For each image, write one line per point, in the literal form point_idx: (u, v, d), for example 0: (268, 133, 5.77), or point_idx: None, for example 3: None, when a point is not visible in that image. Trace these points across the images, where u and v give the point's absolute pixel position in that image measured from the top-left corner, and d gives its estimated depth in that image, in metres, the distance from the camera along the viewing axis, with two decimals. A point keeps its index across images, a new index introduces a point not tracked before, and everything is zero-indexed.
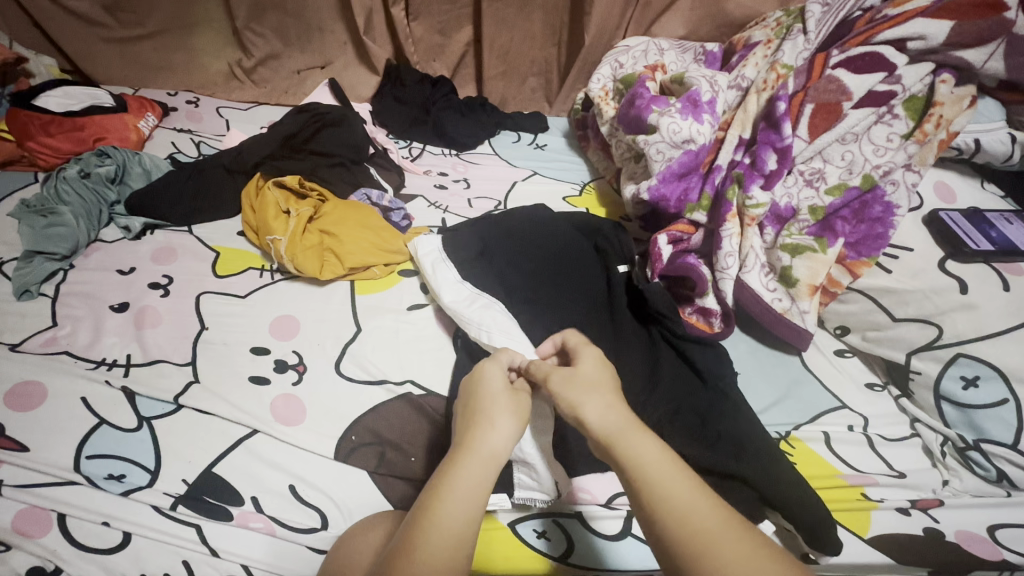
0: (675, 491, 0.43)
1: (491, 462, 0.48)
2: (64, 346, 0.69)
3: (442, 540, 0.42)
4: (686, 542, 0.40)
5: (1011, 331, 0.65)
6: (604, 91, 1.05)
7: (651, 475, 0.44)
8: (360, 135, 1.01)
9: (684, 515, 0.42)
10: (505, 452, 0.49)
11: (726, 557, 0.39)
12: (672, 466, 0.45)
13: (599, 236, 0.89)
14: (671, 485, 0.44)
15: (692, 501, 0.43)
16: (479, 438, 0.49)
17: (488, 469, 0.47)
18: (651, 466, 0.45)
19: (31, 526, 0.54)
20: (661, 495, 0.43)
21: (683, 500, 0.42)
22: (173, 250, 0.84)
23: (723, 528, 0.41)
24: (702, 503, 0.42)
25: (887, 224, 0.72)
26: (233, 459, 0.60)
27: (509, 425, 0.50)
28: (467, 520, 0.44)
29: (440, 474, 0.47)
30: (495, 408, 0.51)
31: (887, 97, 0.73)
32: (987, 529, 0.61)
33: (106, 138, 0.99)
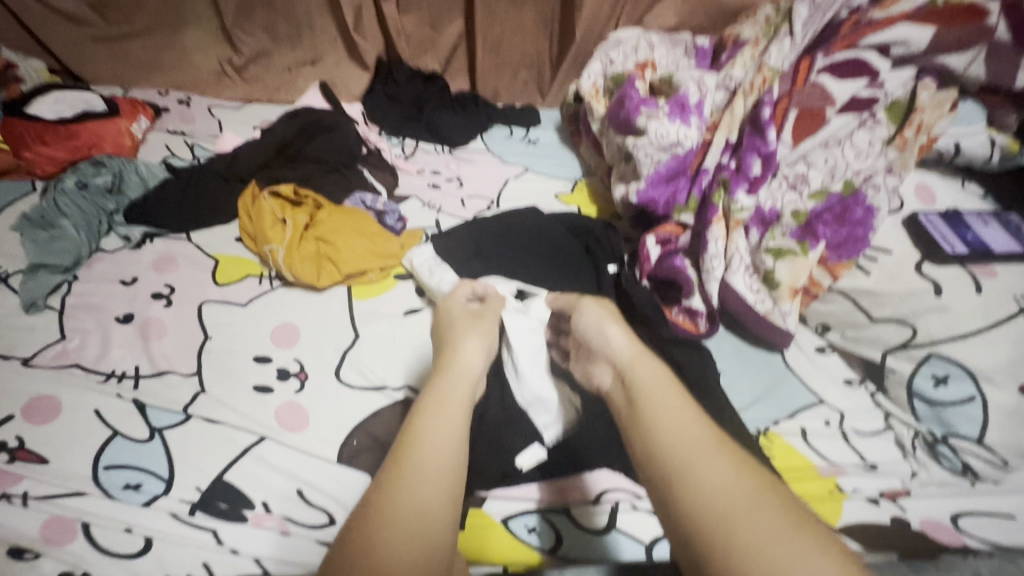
0: (673, 413, 0.46)
1: (466, 374, 0.54)
2: (74, 359, 0.72)
3: (426, 448, 0.44)
4: (670, 458, 0.42)
5: (980, 332, 0.68)
6: (594, 88, 1.06)
7: (653, 395, 0.48)
8: (352, 140, 1.04)
9: (675, 431, 0.44)
10: (474, 363, 0.57)
11: (709, 468, 0.41)
12: (677, 390, 0.48)
13: (589, 239, 0.91)
14: (667, 405, 0.47)
15: (694, 423, 0.45)
16: (451, 354, 0.57)
17: (464, 378, 0.54)
18: (656, 391, 0.48)
19: (58, 534, 0.57)
20: (655, 411, 0.46)
21: (675, 418, 0.45)
22: (173, 259, 0.86)
23: (710, 445, 0.42)
24: (694, 422, 0.45)
25: (867, 227, 0.73)
26: (242, 466, 0.64)
27: (474, 342, 0.59)
28: (452, 423, 0.47)
29: (429, 388, 0.51)
30: (462, 332, 0.61)
31: (870, 103, 0.75)
32: (953, 518, 0.65)
33: (100, 146, 1.00)
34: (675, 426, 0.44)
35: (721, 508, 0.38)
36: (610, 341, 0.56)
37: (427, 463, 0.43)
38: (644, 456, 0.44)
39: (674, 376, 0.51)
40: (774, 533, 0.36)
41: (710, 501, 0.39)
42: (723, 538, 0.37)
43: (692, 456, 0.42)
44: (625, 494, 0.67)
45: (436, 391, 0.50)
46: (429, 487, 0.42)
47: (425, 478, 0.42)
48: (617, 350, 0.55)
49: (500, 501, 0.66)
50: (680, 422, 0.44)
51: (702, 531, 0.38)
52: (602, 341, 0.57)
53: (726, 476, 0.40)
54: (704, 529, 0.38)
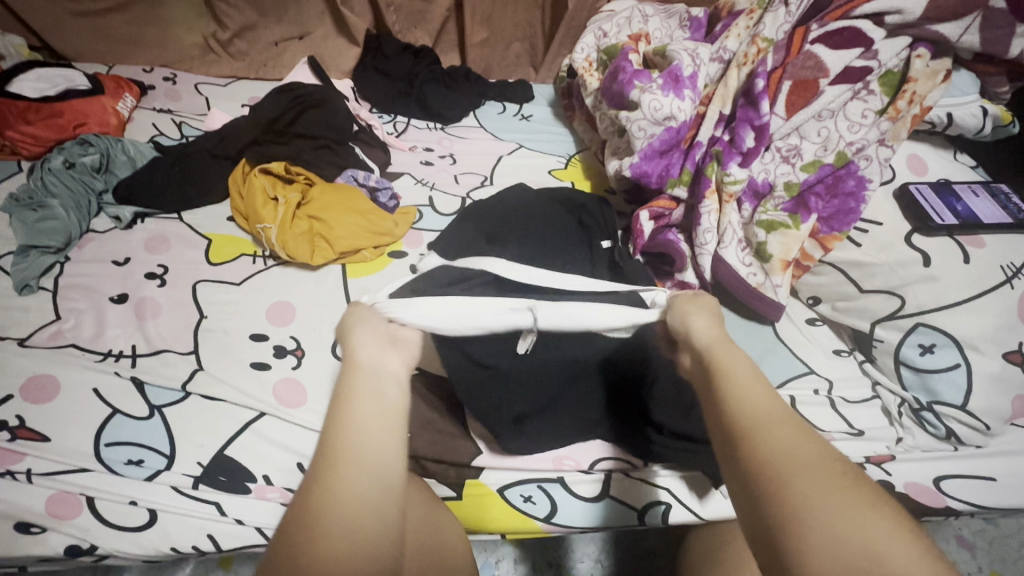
0: (748, 392, 0.42)
1: (380, 376, 0.47)
2: (70, 339, 0.72)
3: (362, 472, 0.39)
4: (742, 431, 0.39)
5: (967, 301, 0.69)
6: (588, 62, 1.05)
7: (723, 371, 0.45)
8: (344, 116, 1.02)
9: (748, 402, 0.41)
10: (382, 360, 0.49)
11: (785, 446, 0.37)
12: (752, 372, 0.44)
13: (584, 215, 0.90)
14: (744, 383, 0.43)
15: (766, 399, 0.41)
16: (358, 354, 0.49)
17: (378, 380, 0.47)
18: (731, 368, 0.45)
19: (64, 509, 0.58)
20: (732, 387, 0.43)
21: (749, 396, 0.42)
22: (165, 239, 0.86)
23: (783, 421, 0.39)
24: (769, 400, 0.41)
25: (859, 199, 0.74)
26: (243, 441, 0.65)
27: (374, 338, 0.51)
28: (377, 441, 0.41)
29: (337, 401, 0.44)
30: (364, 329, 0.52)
31: (863, 73, 0.74)
32: (934, 480, 0.68)
33: (86, 125, 0.99)
34: (750, 395, 0.42)
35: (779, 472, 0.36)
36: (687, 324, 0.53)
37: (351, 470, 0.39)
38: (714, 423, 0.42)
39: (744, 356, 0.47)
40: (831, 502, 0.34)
41: (770, 463, 0.37)
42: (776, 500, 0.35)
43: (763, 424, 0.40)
44: (618, 462, 0.68)
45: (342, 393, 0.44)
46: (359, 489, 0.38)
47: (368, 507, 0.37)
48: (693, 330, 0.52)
49: (495, 472, 0.67)
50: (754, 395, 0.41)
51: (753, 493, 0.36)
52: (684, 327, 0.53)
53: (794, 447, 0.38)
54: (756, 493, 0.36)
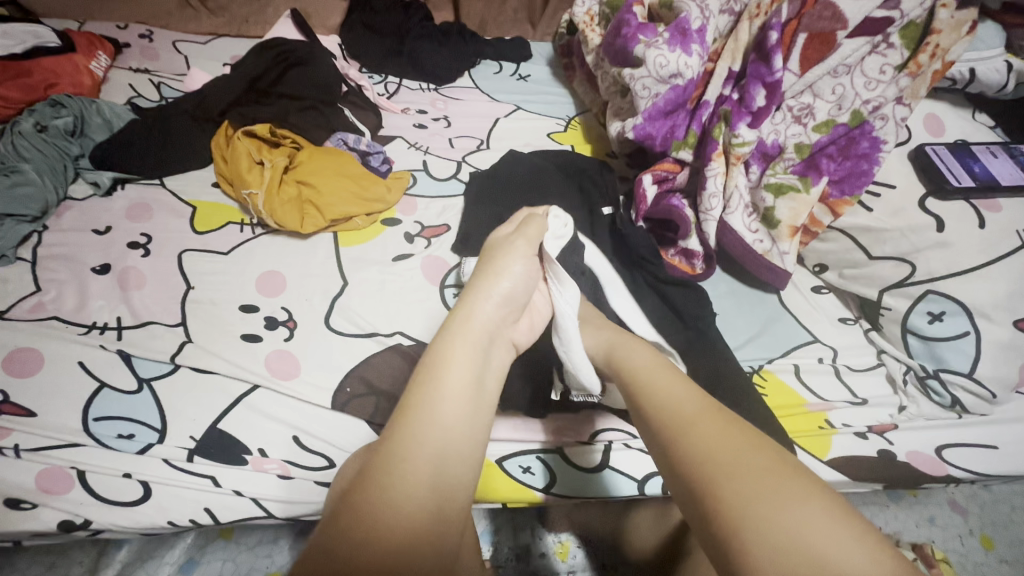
0: (678, 395, 0.48)
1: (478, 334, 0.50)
2: (52, 311, 0.70)
3: (442, 417, 0.43)
4: (676, 423, 0.46)
5: (980, 268, 0.66)
6: (589, 16, 1.00)
7: (649, 379, 0.52)
8: (331, 74, 0.97)
9: (680, 405, 0.47)
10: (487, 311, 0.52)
11: (711, 435, 0.44)
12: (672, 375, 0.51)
13: (593, 180, 0.86)
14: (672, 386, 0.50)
15: (694, 397, 0.48)
16: (471, 299, 0.52)
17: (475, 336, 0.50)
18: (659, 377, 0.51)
19: (54, 484, 0.57)
20: (661, 392, 0.50)
21: (677, 395, 0.48)
22: (147, 206, 0.82)
23: (715, 415, 0.46)
24: (695, 397, 0.48)
25: (873, 160, 0.70)
26: (236, 414, 0.63)
27: (500, 287, 0.54)
28: (461, 393, 0.45)
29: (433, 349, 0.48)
30: (489, 279, 0.55)
31: (884, 24, 0.70)
32: (936, 449, 0.68)
33: (57, 85, 0.93)
34: (681, 402, 0.48)
35: (716, 461, 0.42)
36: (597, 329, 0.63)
37: (430, 432, 0.42)
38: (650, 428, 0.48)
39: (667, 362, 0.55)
40: (766, 488, 0.39)
41: (703, 456, 0.42)
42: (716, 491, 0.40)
43: (695, 420, 0.45)
44: (619, 433, 0.67)
45: (441, 352, 0.47)
46: (436, 452, 0.42)
47: (439, 453, 0.42)
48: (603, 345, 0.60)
49: (493, 443, 0.66)
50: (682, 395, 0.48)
51: (694, 485, 0.42)
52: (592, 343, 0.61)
53: (722, 438, 0.43)
54: (696, 484, 0.41)
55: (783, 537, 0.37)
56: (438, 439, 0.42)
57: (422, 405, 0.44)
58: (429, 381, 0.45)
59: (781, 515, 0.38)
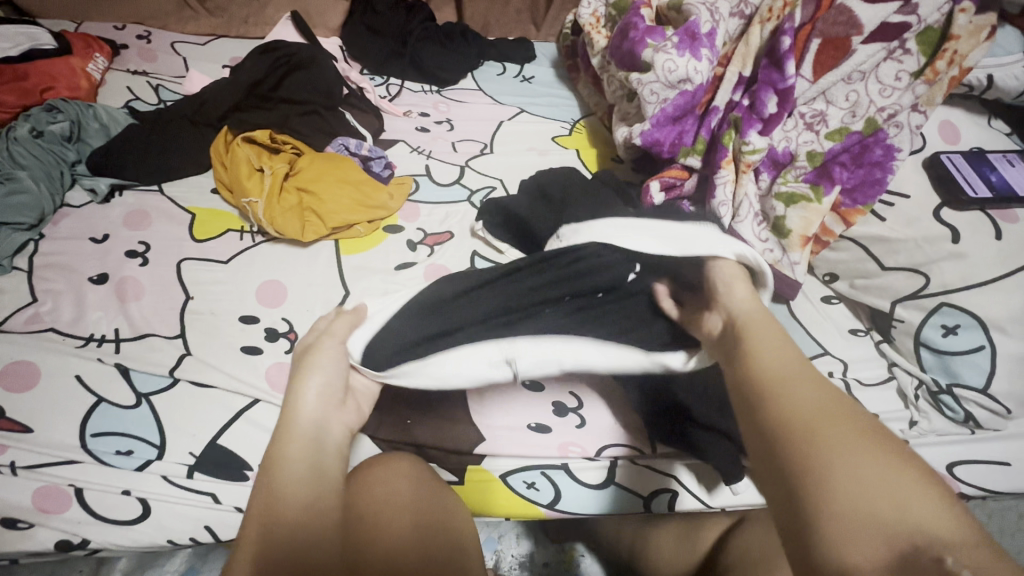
0: (766, 355, 0.47)
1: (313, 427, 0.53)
2: (48, 323, 0.68)
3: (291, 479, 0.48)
4: (766, 375, 0.45)
5: (996, 280, 0.65)
6: (595, 18, 0.98)
7: (755, 335, 0.51)
8: (332, 80, 0.96)
9: (775, 362, 0.46)
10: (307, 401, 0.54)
11: (801, 391, 0.42)
12: (777, 336, 0.50)
13: (607, 178, 0.84)
14: (772, 346, 0.48)
15: (795, 359, 0.46)
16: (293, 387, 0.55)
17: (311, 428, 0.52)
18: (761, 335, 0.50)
19: (52, 503, 0.56)
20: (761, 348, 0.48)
21: (773, 351, 0.47)
22: (145, 213, 0.81)
23: (811, 375, 0.44)
24: (794, 357, 0.46)
25: (886, 169, 0.69)
26: (236, 430, 0.62)
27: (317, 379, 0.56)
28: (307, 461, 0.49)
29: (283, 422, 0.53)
30: (308, 368, 0.57)
31: (900, 30, 0.68)
32: (947, 467, 0.67)
33: (54, 88, 0.91)
34: (778, 361, 0.46)
35: (813, 419, 0.39)
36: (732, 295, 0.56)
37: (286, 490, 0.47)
38: (747, 388, 0.45)
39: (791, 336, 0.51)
40: (868, 458, 0.35)
41: (806, 419, 0.39)
42: (822, 456, 0.36)
43: (803, 388, 0.42)
44: (629, 448, 0.64)
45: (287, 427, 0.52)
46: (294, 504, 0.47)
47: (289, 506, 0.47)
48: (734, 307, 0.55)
49: (496, 457, 0.64)
50: (782, 352, 0.46)
51: (777, 431, 0.39)
52: (725, 291, 0.57)
53: (830, 410, 0.40)
54: (795, 445, 0.37)
55: (890, 511, 0.33)
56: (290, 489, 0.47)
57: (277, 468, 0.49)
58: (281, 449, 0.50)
59: (896, 498, 0.34)
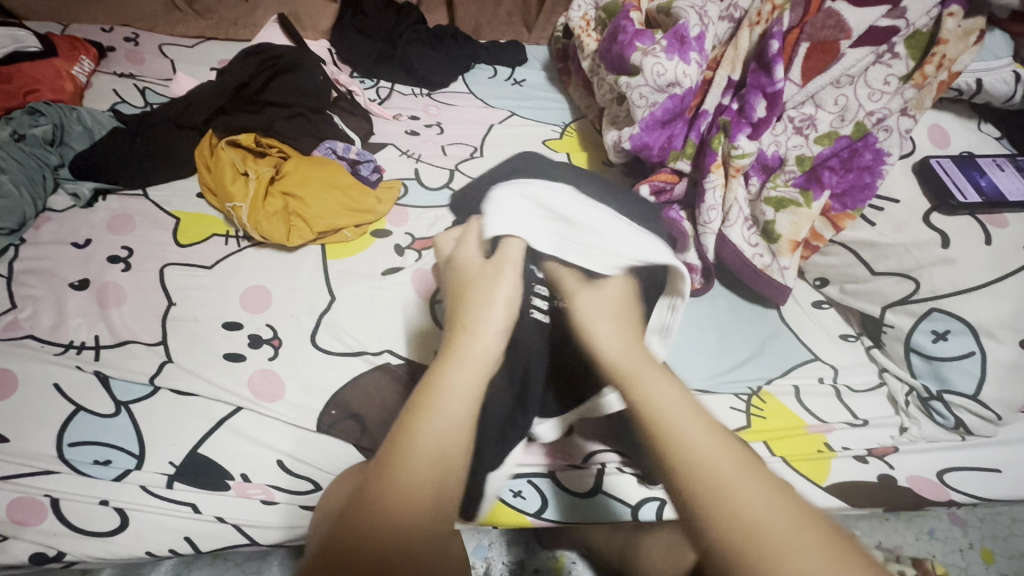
0: (687, 432, 0.41)
1: (481, 361, 0.46)
2: (27, 329, 0.67)
3: (436, 435, 0.41)
4: (696, 471, 0.39)
5: (986, 286, 0.64)
6: (585, 21, 0.97)
7: (664, 408, 0.43)
8: (320, 84, 0.95)
9: (700, 449, 0.40)
10: (494, 348, 0.47)
11: (740, 488, 0.38)
12: (682, 404, 0.43)
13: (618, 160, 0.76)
14: (690, 424, 0.42)
15: (714, 438, 0.41)
16: (463, 341, 0.47)
17: (477, 367, 0.46)
18: (659, 400, 0.44)
19: (26, 515, 0.55)
20: (674, 430, 0.41)
21: (693, 429, 0.41)
22: (129, 218, 0.79)
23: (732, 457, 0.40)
24: (712, 435, 0.41)
25: (876, 173, 0.68)
26: (216, 439, 0.61)
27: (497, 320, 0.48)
28: (464, 404, 0.43)
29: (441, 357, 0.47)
30: (483, 302, 0.49)
31: (888, 34, 0.67)
32: (938, 474, 0.66)
33: (38, 91, 0.91)
34: (699, 447, 0.40)
35: (759, 531, 0.36)
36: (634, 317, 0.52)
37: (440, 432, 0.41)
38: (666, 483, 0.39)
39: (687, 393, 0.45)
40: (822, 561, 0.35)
41: (744, 523, 0.36)
42: (772, 567, 0.34)
43: (719, 472, 0.39)
44: (611, 456, 0.64)
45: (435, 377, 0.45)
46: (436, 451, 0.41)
47: (443, 453, 0.41)
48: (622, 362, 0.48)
49: None
50: (704, 433, 0.41)
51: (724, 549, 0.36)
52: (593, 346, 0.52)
53: (771, 504, 0.37)
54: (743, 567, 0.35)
55: None
56: (444, 433, 0.41)
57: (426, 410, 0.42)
58: (439, 381, 0.44)
59: None
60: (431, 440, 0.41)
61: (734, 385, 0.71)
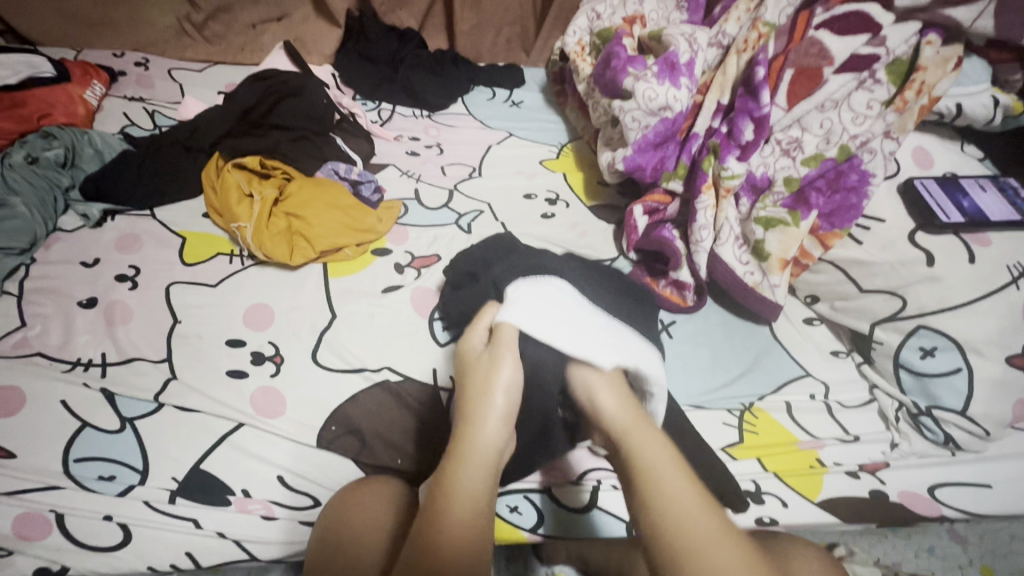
0: (678, 501, 0.46)
1: (485, 468, 0.50)
2: (36, 347, 0.69)
3: (455, 542, 0.45)
4: (679, 540, 0.44)
5: (971, 304, 0.66)
6: (580, 46, 1.01)
7: (654, 477, 0.48)
8: (323, 106, 0.98)
9: (688, 520, 0.45)
10: (497, 449, 0.52)
11: (717, 558, 0.43)
12: (678, 468, 0.48)
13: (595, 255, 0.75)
14: (679, 493, 0.46)
15: (698, 508, 0.46)
16: (468, 443, 0.51)
17: (485, 474, 0.50)
18: (653, 469, 0.48)
19: (31, 529, 0.56)
20: (663, 498, 0.46)
21: (682, 498, 0.46)
22: (137, 238, 0.82)
23: (717, 532, 0.44)
24: (700, 506, 0.46)
25: (861, 194, 0.71)
26: (218, 454, 0.62)
27: (498, 420, 0.53)
28: (477, 509, 0.47)
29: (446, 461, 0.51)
30: (483, 404, 0.53)
31: (870, 62, 0.70)
32: (929, 489, 0.67)
33: (51, 115, 0.94)
34: (684, 514, 0.45)
35: None
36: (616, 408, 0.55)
37: (454, 542, 0.45)
38: (658, 543, 0.45)
39: (678, 451, 0.51)
40: None
41: None
42: None
43: (700, 547, 0.43)
44: (606, 474, 0.67)
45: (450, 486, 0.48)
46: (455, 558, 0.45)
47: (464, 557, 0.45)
48: (620, 420, 0.54)
49: None
50: (693, 503, 0.46)
51: None
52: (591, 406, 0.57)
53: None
54: None
55: None
56: (459, 538, 0.45)
57: (444, 518, 0.46)
58: (450, 489, 0.48)
59: None
60: (451, 547, 0.45)
61: (727, 402, 0.72)
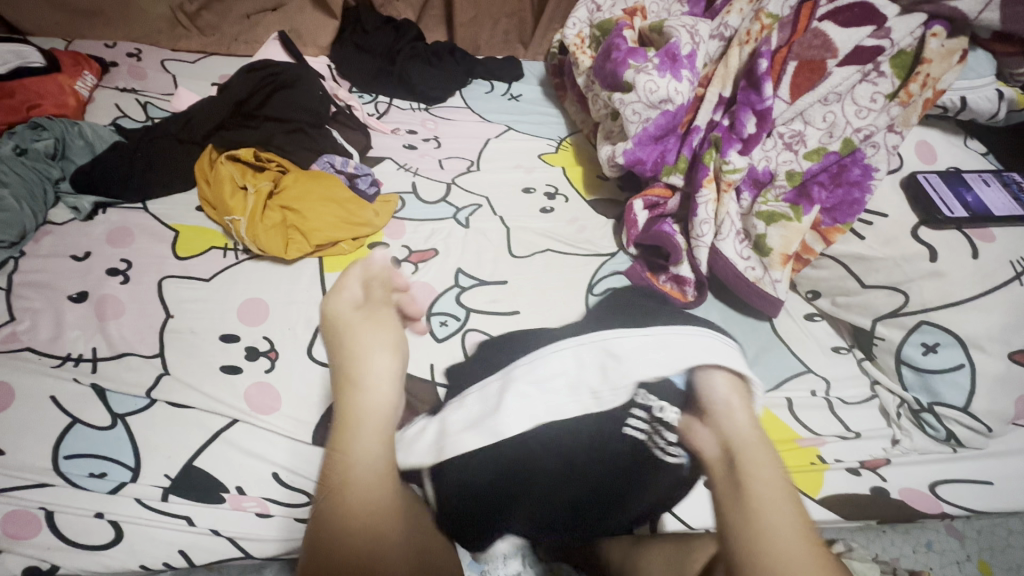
0: (777, 508, 0.41)
1: (374, 417, 0.50)
2: (25, 342, 0.68)
3: (356, 500, 0.46)
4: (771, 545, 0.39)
5: (974, 299, 0.65)
6: (580, 38, 1.00)
7: (760, 474, 0.44)
8: (318, 99, 0.97)
9: (781, 526, 0.40)
10: (382, 402, 0.51)
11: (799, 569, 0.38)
12: (788, 488, 0.43)
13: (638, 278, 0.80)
14: (779, 501, 0.42)
15: (799, 525, 0.41)
16: (355, 404, 0.50)
17: (375, 429, 0.49)
18: (765, 473, 0.44)
19: (20, 528, 0.55)
20: (767, 506, 0.42)
21: (784, 512, 0.41)
22: (128, 231, 0.80)
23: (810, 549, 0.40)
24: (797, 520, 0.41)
25: (864, 189, 0.70)
26: (213, 451, 0.61)
27: (379, 368, 0.52)
28: (377, 465, 0.48)
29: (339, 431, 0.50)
30: (365, 364, 0.52)
31: (874, 54, 0.69)
32: (930, 486, 0.66)
33: (41, 106, 0.92)
34: (790, 531, 0.40)
35: None
36: (729, 417, 0.49)
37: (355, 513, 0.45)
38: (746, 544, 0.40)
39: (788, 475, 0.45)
40: None
41: None
42: None
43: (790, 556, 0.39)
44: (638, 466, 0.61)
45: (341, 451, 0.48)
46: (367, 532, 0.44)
47: (370, 512, 0.45)
48: (730, 422, 0.48)
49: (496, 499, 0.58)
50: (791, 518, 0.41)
51: None
52: (720, 408, 0.50)
53: None
54: None
55: None
56: (366, 495, 0.46)
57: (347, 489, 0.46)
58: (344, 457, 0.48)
59: None
60: (356, 502, 0.45)
61: None
